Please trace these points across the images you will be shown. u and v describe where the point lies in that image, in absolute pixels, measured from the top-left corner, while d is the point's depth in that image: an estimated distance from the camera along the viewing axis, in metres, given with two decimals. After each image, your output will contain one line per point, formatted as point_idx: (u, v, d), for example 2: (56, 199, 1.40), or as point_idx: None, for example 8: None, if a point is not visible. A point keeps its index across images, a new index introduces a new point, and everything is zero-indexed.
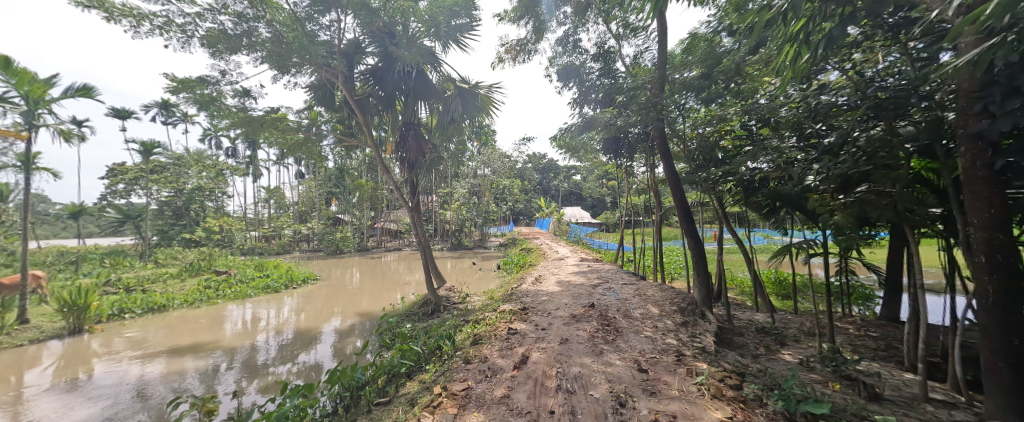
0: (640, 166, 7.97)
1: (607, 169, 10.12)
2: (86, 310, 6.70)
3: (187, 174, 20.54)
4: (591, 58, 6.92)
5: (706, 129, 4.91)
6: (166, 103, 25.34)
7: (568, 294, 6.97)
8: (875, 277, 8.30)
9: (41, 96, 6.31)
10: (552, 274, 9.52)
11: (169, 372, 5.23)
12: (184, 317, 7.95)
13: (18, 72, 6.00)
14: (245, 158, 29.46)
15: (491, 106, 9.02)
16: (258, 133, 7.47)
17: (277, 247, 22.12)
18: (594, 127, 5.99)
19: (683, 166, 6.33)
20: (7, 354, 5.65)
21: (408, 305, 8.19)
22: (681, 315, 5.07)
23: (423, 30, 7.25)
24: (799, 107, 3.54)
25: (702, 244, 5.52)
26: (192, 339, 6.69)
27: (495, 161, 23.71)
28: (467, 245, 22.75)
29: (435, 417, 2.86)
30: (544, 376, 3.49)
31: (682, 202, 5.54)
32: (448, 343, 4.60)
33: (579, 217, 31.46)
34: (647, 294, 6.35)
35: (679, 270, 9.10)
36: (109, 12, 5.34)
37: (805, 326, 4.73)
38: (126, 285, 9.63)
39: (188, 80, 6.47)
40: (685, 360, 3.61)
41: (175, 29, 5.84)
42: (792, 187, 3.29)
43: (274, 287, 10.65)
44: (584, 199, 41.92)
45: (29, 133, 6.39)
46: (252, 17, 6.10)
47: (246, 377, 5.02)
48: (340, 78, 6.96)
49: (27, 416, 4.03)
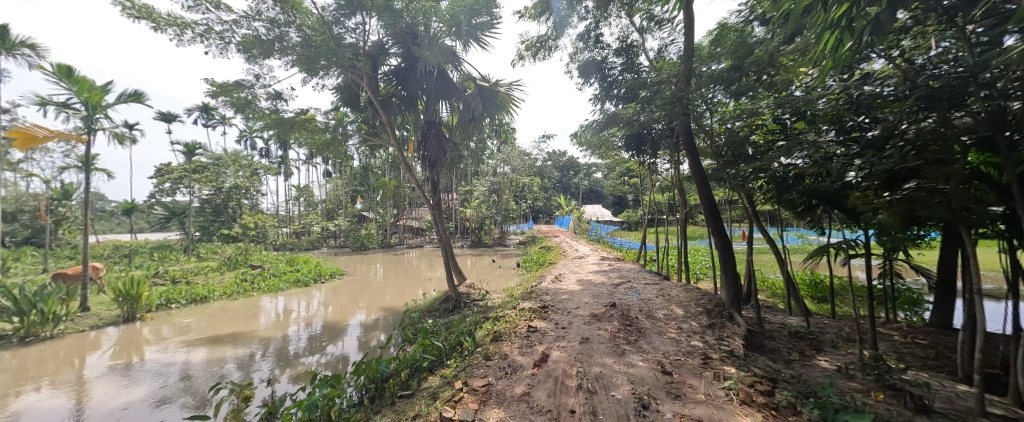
0: (663, 162, 7.74)
1: (630, 166, 9.90)
2: (138, 300, 7.25)
3: (226, 174, 21.85)
4: (613, 52, 6.75)
5: (736, 124, 4.70)
6: (207, 107, 26.98)
7: (589, 293, 6.89)
8: (925, 282, 7.67)
9: (98, 102, 6.85)
10: (573, 272, 9.44)
11: (211, 359, 5.59)
12: (223, 308, 8.47)
13: (79, 81, 6.56)
14: (277, 158, 30.94)
15: (511, 103, 9.01)
16: (290, 134, 7.81)
17: (307, 243, 23.14)
18: (616, 123, 5.85)
19: (710, 163, 6.09)
20: (71, 339, 6.21)
21: (430, 301, 8.34)
22: (708, 317, 4.90)
23: (444, 30, 7.34)
24: (839, 98, 3.32)
25: (730, 244, 5.29)
26: (230, 328, 7.11)
27: (515, 159, 23.88)
28: (487, 243, 22.93)
29: (456, 411, 2.91)
30: (565, 374, 3.47)
31: (709, 200, 5.34)
32: (468, 340, 4.66)
33: (600, 215, 30.98)
34: (671, 294, 6.17)
35: (705, 270, 8.80)
36: (156, 22, 5.73)
37: (843, 332, 4.45)
38: (172, 277, 10.36)
39: (226, 84, 6.86)
40: (712, 364, 3.48)
41: (214, 36, 6.19)
42: (830, 184, 3.10)
43: (304, 281, 11.14)
44: (605, 197, 41.25)
45: (89, 136, 6.96)
46: (283, 23, 6.37)
47: (280, 366, 5.30)
48: (364, 80, 7.16)
49: (90, 394, 4.43)
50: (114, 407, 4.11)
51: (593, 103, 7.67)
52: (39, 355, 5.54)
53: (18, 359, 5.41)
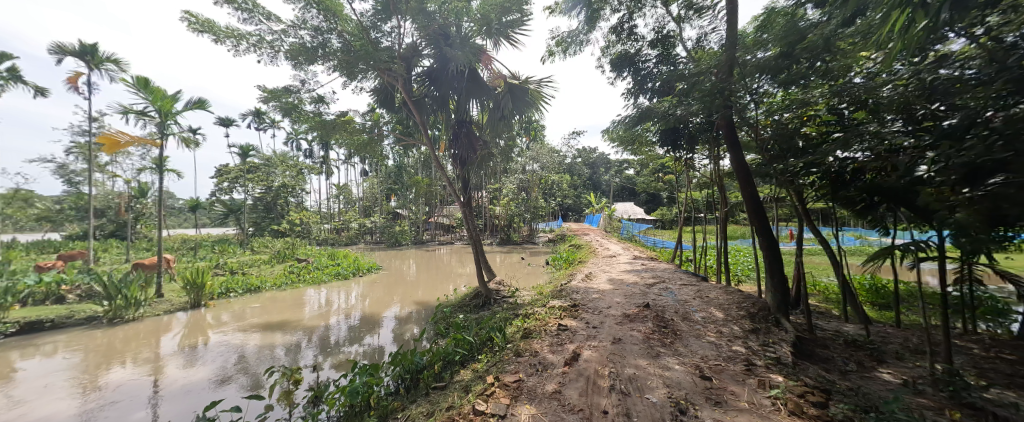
0: (702, 158, 7.38)
1: (664, 163, 9.54)
2: (202, 289, 8.01)
3: (274, 174, 23.01)
4: (648, 44, 6.51)
5: (784, 115, 4.38)
6: (259, 112, 29.20)
7: (621, 293, 6.71)
8: (1012, 290, 6.76)
9: (169, 109, 7.60)
10: (604, 271, 9.25)
11: (263, 344, 6.06)
12: (273, 297, 9.15)
13: (153, 91, 7.31)
14: (319, 159, 32.90)
15: (541, 100, 8.94)
16: (332, 135, 8.28)
17: (346, 239, 24.44)
18: (650, 118, 5.63)
19: (755, 157, 5.71)
20: (148, 322, 6.97)
21: (460, 297, 8.52)
22: (751, 321, 4.63)
23: (475, 29, 7.41)
24: (909, 84, 2.97)
25: (777, 244, 4.93)
26: (280, 317, 7.66)
27: (544, 157, 24.40)
28: (516, 240, 23.03)
29: (488, 405, 2.97)
30: (597, 374, 3.42)
31: (753, 197, 5.01)
32: (499, 336, 4.72)
33: (631, 213, 30.12)
34: (710, 296, 5.88)
35: (747, 272, 8.29)
36: (217, 34, 6.25)
37: (910, 343, 4.02)
38: (231, 268, 11.35)
39: (276, 90, 7.38)
40: (756, 371, 3.29)
41: (265, 45, 6.66)
42: (897, 180, 2.80)
43: (343, 275, 11.78)
44: (637, 195, 39.98)
45: (162, 141, 7.75)
46: (326, 30, 6.73)
47: (323, 354, 5.65)
48: (399, 81, 7.42)
49: (165, 371, 4.97)
50: (183, 385, 4.57)
51: (625, 97, 7.45)
52: (123, 336, 6.27)
53: (108, 337, 6.17)
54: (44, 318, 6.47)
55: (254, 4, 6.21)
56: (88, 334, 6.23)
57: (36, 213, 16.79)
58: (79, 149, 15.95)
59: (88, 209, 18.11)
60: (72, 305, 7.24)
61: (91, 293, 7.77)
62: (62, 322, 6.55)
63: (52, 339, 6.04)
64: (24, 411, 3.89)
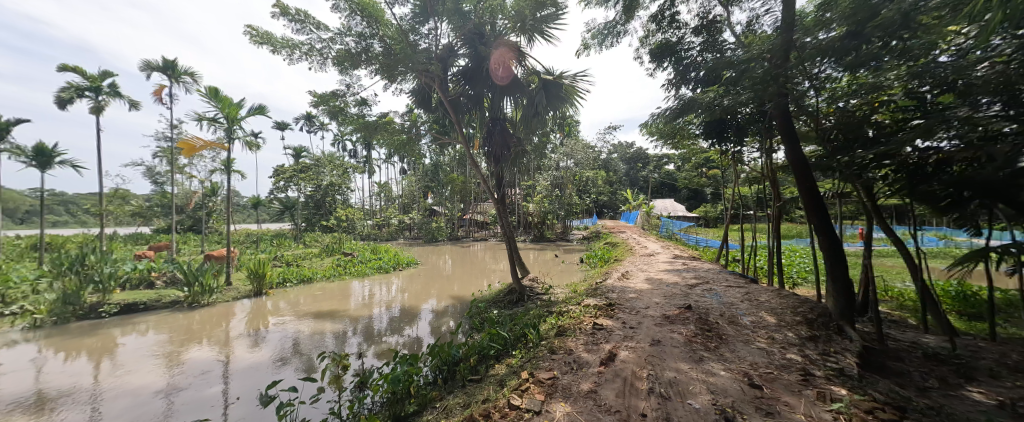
0: (751, 150, 6.86)
1: (708, 156, 9.00)
2: (263, 279, 8.82)
3: (324, 173, 24.81)
4: (692, 31, 6.15)
5: (852, 101, 3.93)
6: (310, 115, 31.52)
7: (660, 293, 6.46)
8: None
9: (235, 116, 8.40)
10: (641, 270, 8.93)
11: (314, 331, 6.54)
12: (323, 289, 9.84)
13: (222, 99, 8.12)
14: (363, 158, 34.96)
15: (575, 95, 8.77)
16: (374, 136, 8.73)
17: (387, 234, 25.82)
18: (694, 110, 5.31)
19: (815, 149, 5.20)
20: (219, 307, 7.79)
21: (494, 293, 8.63)
22: (808, 328, 4.26)
23: (510, 26, 7.46)
24: (1011, 62, 2.54)
25: (841, 244, 4.47)
26: (328, 306, 8.21)
27: (578, 152, 24.47)
28: (549, 237, 22.98)
29: (523, 400, 3.01)
30: (634, 376, 3.33)
31: (812, 193, 4.57)
32: (533, 332, 4.73)
33: (671, 211, 28.86)
34: (760, 300, 5.47)
35: (804, 274, 7.59)
36: (274, 46, 6.81)
37: (1008, 359, 3.47)
38: (287, 261, 12.39)
39: (325, 95, 7.91)
40: (814, 382, 3.02)
41: (315, 53, 7.14)
42: (992, 172, 2.42)
43: (385, 268, 12.39)
44: (678, 191, 38.15)
45: (229, 144, 8.60)
46: (369, 36, 7.10)
47: (367, 342, 5.99)
48: (436, 82, 7.59)
49: (234, 351, 5.56)
50: (248, 364, 5.06)
51: (666, 89, 7.09)
52: (199, 319, 7.08)
53: (187, 320, 7.00)
54: (139, 301, 7.47)
55: (306, 15, 6.68)
56: (173, 316, 7.12)
57: (132, 209, 19.49)
58: (164, 153, 18.18)
59: (171, 206, 20.69)
60: (160, 290, 8.30)
61: (174, 280, 8.85)
62: (152, 304, 7.53)
63: (145, 319, 6.98)
64: (125, 380, 4.53)
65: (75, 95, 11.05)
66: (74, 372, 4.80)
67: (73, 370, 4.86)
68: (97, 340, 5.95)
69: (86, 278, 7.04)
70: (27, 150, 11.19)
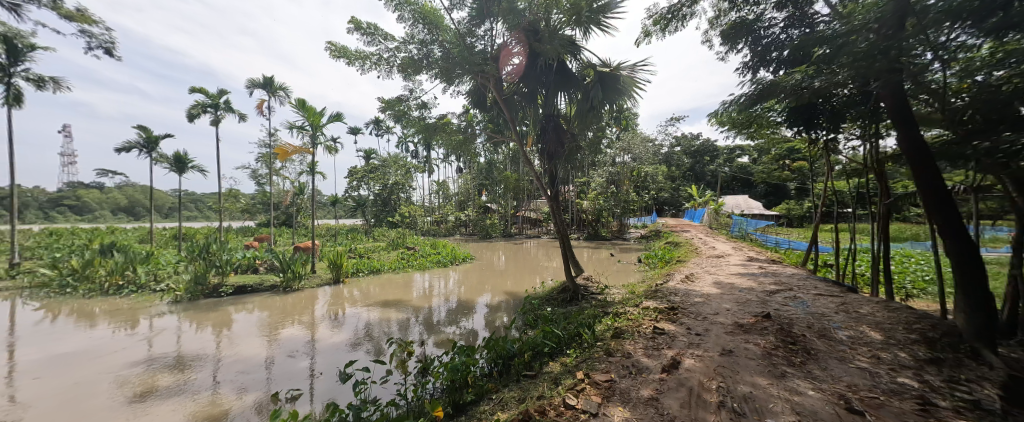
0: (851, 138, 5.89)
1: (792, 146, 7.96)
2: (340, 269, 9.86)
3: (390, 174, 26.96)
4: (774, 6, 5.46)
5: (998, 73, 3.13)
6: (378, 120, 34.41)
7: (731, 298, 5.88)
8: None
9: (317, 123, 9.47)
10: (709, 273, 8.22)
11: (382, 318, 7.15)
12: (390, 279, 10.71)
13: (307, 109, 9.21)
14: (424, 159, 37.20)
15: (634, 87, 8.35)
16: (434, 137, 9.23)
17: (445, 230, 27.21)
18: (776, 94, 4.70)
19: (941, 133, 4.28)
20: (306, 293, 8.90)
21: (548, 290, 8.61)
22: (930, 348, 3.53)
23: (565, 20, 7.26)
24: None
25: (979, 249, 3.62)
26: (394, 296, 8.92)
27: (636, 147, 23.23)
28: (604, 236, 22.30)
29: (579, 400, 2.96)
30: (702, 387, 3.09)
31: (938, 187, 3.75)
32: (588, 333, 4.63)
33: (744, 208, 26.15)
34: (860, 312, 4.70)
35: (922, 285, 6.31)
36: (349, 58, 7.53)
37: None
38: (359, 253, 13.71)
39: (392, 101, 8.58)
40: (937, 414, 2.51)
41: (383, 63, 7.75)
42: None
43: (444, 263, 13.08)
44: (753, 186, 34.33)
45: (313, 148, 9.72)
46: (430, 42, 7.50)
47: (428, 331, 6.39)
48: (492, 82, 7.68)
49: (318, 331, 6.31)
50: (328, 343, 5.71)
51: (740, 73, 6.40)
52: (291, 301, 8.16)
53: (283, 302, 8.12)
54: (247, 284, 8.83)
55: (375, 28, 7.26)
56: (271, 299, 8.32)
57: (241, 206, 23.11)
58: (264, 158, 21.20)
59: (270, 203, 24.14)
60: (262, 275, 9.74)
61: (272, 267, 10.33)
62: (257, 287, 8.85)
63: (251, 299, 8.24)
64: (238, 349, 5.42)
65: (201, 111, 13.40)
66: (203, 340, 5.85)
67: (202, 338, 5.94)
68: (218, 315, 7.19)
69: (210, 263, 8.54)
70: (169, 158, 13.84)
